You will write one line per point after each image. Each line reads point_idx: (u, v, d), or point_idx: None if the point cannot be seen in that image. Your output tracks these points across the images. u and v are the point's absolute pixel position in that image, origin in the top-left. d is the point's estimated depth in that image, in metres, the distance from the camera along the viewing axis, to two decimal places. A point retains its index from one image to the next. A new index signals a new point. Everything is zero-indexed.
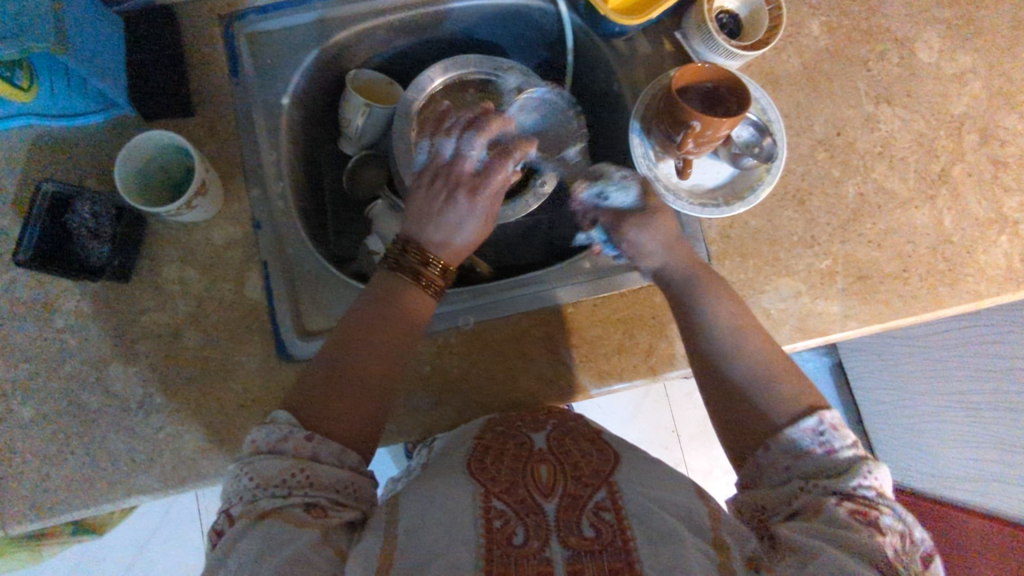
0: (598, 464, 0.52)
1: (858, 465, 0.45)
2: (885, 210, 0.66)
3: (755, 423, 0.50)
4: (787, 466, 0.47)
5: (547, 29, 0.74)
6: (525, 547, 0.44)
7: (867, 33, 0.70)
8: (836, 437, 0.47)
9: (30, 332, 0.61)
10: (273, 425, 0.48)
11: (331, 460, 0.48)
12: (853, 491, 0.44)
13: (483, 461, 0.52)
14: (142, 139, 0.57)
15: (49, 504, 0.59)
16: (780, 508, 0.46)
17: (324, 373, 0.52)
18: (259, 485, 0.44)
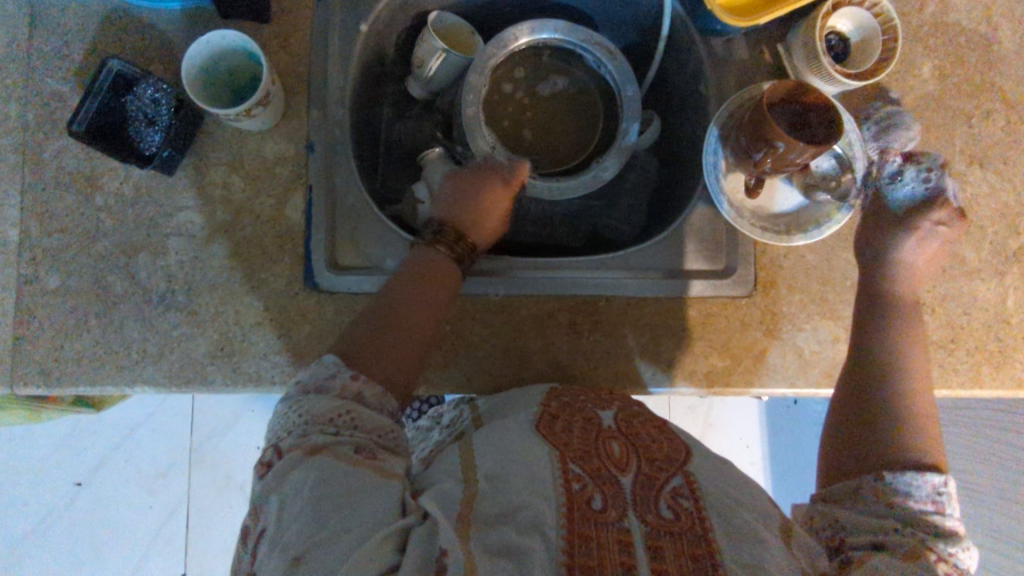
0: (669, 450, 0.47)
1: (959, 538, 0.45)
2: (950, 275, 0.63)
3: (870, 445, 0.49)
4: (886, 504, 0.47)
5: (644, 11, 0.71)
6: (604, 514, 0.40)
7: (977, 88, 0.66)
8: (949, 503, 0.46)
9: (68, 203, 0.61)
10: (321, 366, 0.50)
11: (374, 404, 0.49)
12: (949, 556, 0.44)
13: (551, 428, 0.47)
14: (212, 36, 0.55)
15: (59, 374, 0.60)
16: (864, 533, 0.45)
17: (381, 319, 0.54)
18: (308, 421, 0.45)
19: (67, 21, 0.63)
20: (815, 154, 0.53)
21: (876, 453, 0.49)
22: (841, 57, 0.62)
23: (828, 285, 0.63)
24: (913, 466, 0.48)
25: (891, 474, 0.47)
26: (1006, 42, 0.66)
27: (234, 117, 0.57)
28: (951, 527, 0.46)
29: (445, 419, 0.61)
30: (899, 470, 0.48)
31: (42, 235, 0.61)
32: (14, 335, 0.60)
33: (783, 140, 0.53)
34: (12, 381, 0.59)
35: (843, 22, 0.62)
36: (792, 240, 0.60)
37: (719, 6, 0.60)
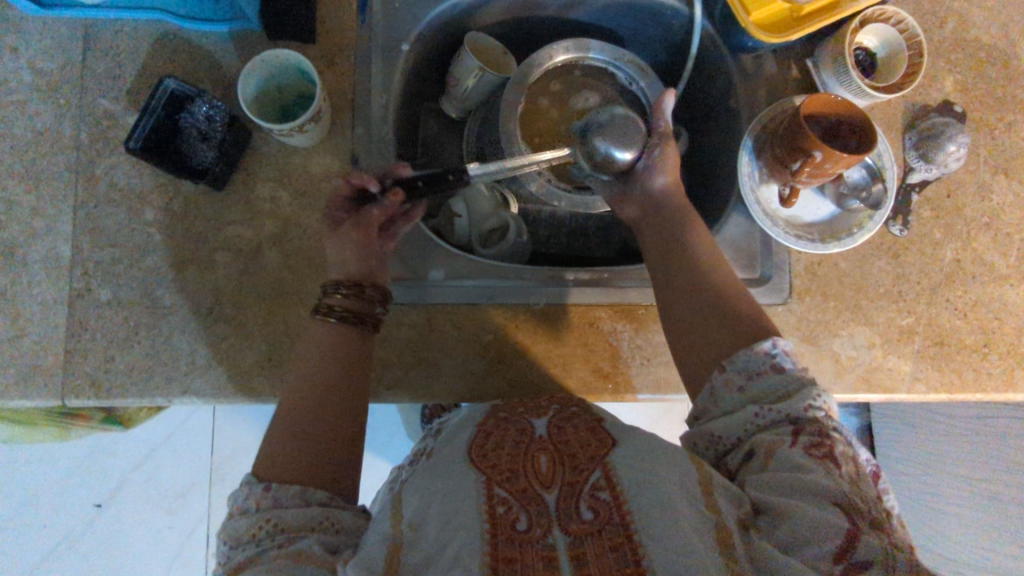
0: (596, 448, 0.46)
1: (809, 389, 0.47)
2: (979, 281, 0.65)
3: (725, 346, 0.52)
4: (741, 388, 0.49)
5: (673, 30, 0.73)
6: (528, 534, 0.41)
7: (999, 100, 0.68)
8: (786, 359, 0.49)
9: (119, 219, 0.63)
10: (239, 487, 0.48)
11: (294, 502, 0.46)
12: (805, 414, 0.46)
13: (483, 449, 0.47)
14: (270, 56, 0.58)
15: (109, 386, 0.60)
16: (739, 440, 0.47)
17: (287, 422, 0.51)
18: (232, 545, 0.45)
19: (119, 43, 0.65)
20: (849, 164, 0.55)
21: (715, 351, 0.52)
22: (869, 71, 0.65)
23: (862, 291, 0.64)
24: (749, 345, 0.51)
25: (729, 363, 0.50)
26: None
27: (287, 132, 0.59)
28: (801, 382, 0.48)
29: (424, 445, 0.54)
30: (733, 359, 0.50)
31: (93, 250, 0.62)
32: (65, 348, 0.60)
33: (819, 150, 0.54)
34: (63, 394, 0.60)
35: (868, 39, 0.64)
36: (828, 248, 0.62)
37: (753, 24, 0.62)
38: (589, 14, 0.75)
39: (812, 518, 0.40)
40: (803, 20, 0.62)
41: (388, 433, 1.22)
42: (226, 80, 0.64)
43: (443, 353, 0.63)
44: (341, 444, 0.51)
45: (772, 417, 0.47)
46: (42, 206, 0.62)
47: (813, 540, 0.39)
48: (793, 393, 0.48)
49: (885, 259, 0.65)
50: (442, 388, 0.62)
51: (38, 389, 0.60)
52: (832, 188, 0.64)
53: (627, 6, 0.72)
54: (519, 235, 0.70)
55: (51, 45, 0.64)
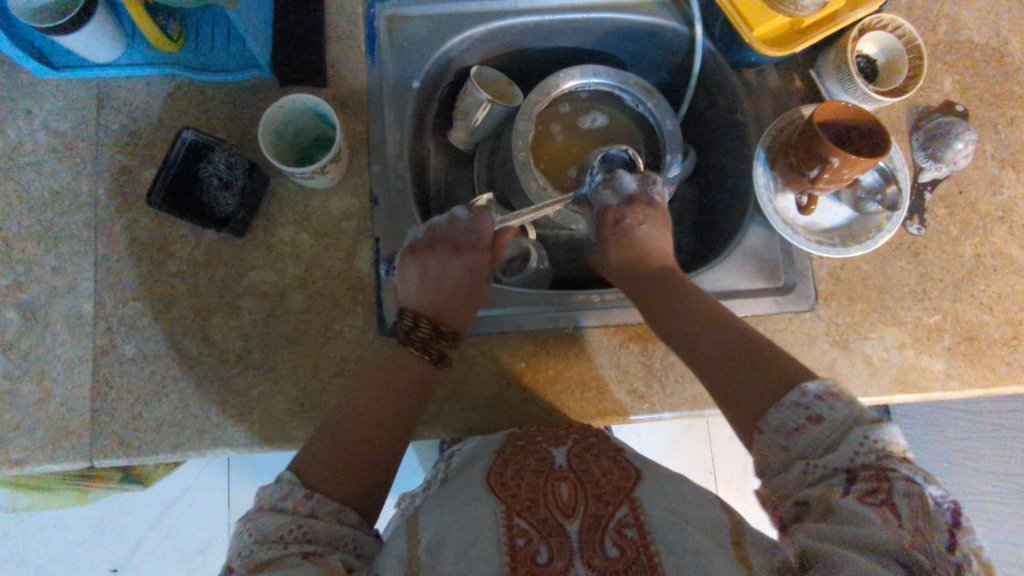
0: (619, 480, 0.50)
1: (857, 434, 0.43)
2: (1001, 274, 0.65)
3: (757, 395, 0.48)
4: (785, 445, 0.46)
5: (674, 50, 0.75)
6: (549, 567, 0.43)
7: (998, 96, 0.69)
8: (825, 406, 0.45)
9: (141, 272, 0.62)
10: (275, 485, 0.47)
11: (330, 518, 0.46)
12: (855, 465, 0.42)
13: (501, 477, 0.50)
14: (288, 102, 0.58)
15: (139, 443, 0.59)
16: (789, 494, 0.45)
17: (340, 437, 0.51)
18: (256, 543, 0.43)
19: (133, 99, 0.65)
20: (866, 168, 0.56)
21: (741, 409, 0.49)
22: (871, 77, 0.66)
23: (887, 292, 0.64)
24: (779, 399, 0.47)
25: (765, 424, 0.47)
26: (1018, 53, 0.71)
27: (309, 175, 0.59)
28: (846, 424, 0.44)
29: (437, 473, 0.59)
30: (767, 418, 0.47)
31: (117, 305, 0.61)
32: (92, 407, 0.59)
33: (837, 155, 0.55)
34: (92, 454, 0.59)
35: (867, 46, 0.66)
36: (849, 251, 0.63)
37: (757, 39, 0.63)
38: (591, 41, 0.76)
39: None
40: (804, 32, 0.63)
41: (408, 473, 1.19)
42: (242, 127, 0.65)
43: (475, 385, 0.62)
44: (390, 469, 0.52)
45: (822, 471, 0.43)
46: (63, 264, 0.62)
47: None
48: (839, 442, 0.43)
49: (905, 259, 0.65)
50: (478, 420, 0.61)
51: (66, 451, 0.58)
52: (848, 194, 0.65)
53: (627, 30, 0.74)
54: (540, 263, 0.71)
55: (65, 105, 0.65)
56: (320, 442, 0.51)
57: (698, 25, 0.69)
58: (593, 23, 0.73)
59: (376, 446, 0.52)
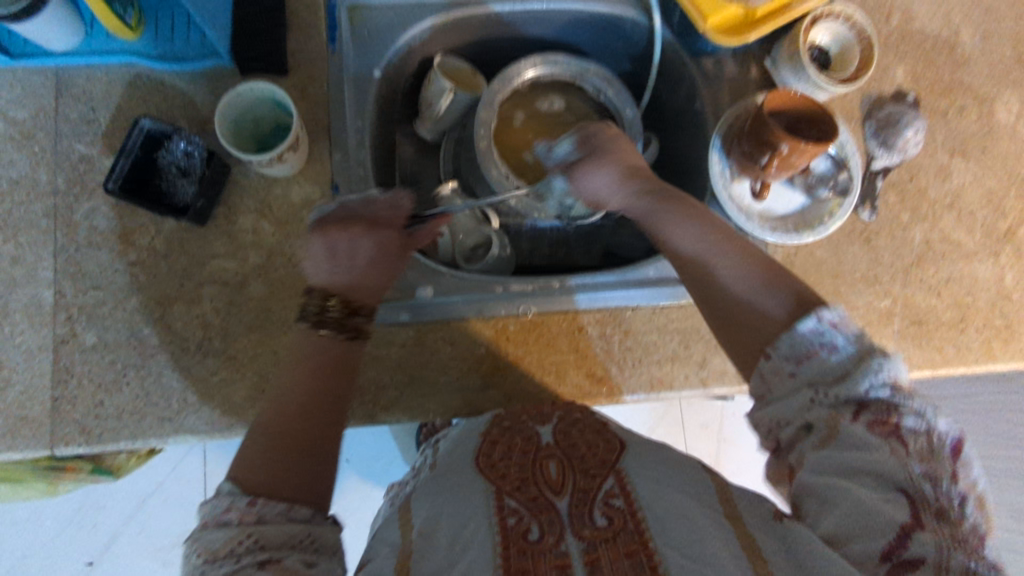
0: (604, 453, 0.52)
1: (868, 362, 0.43)
2: (949, 259, 0.67)
3: (756, 329, 0.50)
4: (791, 373, 0.46)
5: (634, 40, 0.76)
6: (541, 543, 0.45)
7: (948, 86, 0.71)
8: (838, 334, 0.45)
9: (101, 260, 0.62)
10: (216, 499, 0.46)
11: (279, 519, 0.46)
12: (865, 394, 0.43)
13: (491, 459, 0.52)
14: (245, 88, 0.59)
15: (99, 431, 0.59)
16: (793, 419, 0.46)
17: (267, 437, 0.51)
18: (208, 561, 0.43)
19: (92, 88, 0.65)
20: (814, 155, 0.57)
21: (751, 339, 0.50)
22: (824, 67, 0.68)
23: (839, 277, 0.66)
24: (790, 328, 0.48)
25: (772, 351, 0.48)
26: (969, 44, 0.72)
27: (267, 162, 0.60)
28: (858, 353, 0.44)
29: (418, 460, 0.62)
30: (776, 346, 0.48)
31: (77, 294, 0.61)
32: (52, 395, 0.59)
33: (785, 142, 0.57)
34: (52, 443, 0.59)
35: (821, 36, 0.67)
36: (802, 237, 0.65)
37: (711, 29, 0.65)
38: (553, 30, 0.77)
39: (866, 509, 0.40)
40: (756, 23, 0.65)
41: (384, 462, 1.19)
42: (202, 116, 0.65)
43: (435, 370, 0.63)
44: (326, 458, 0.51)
45: (833, 399, 0.44)
46: (21, 253, 0.62)
47: (867, 532, 0.39)
48: (852, 372, 0.44)
49: (857, 245, 0.67)
50: (436, 406, 0.62)
51: (26, 440, 0.59)
52: (801, 180, 0.67)
53: (588, 19, 0.75)
54: (501, 248, 0.72)
55: (23, 93, 0.64)
56: (254, 444, 0.50)
57: (655, 14, 0.70)
58: (555, 13, 0.74)
59: (304, 437, 0.51)
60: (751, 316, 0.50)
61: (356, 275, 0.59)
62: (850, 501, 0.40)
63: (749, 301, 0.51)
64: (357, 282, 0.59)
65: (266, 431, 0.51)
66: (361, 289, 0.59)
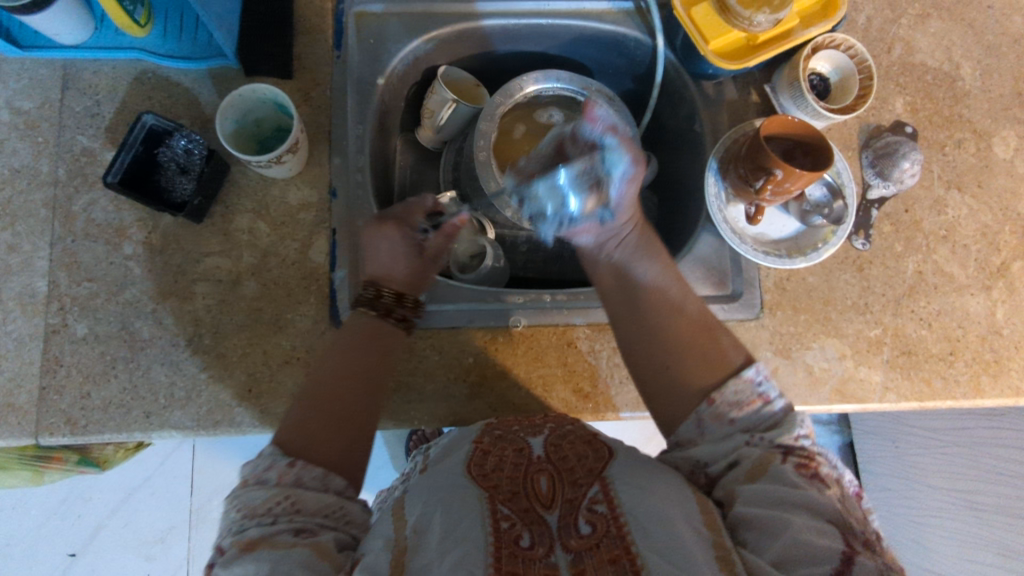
0: (592, 462, 0.51)
1: (792, 417, 0.49)
2: (941, 291, 0.67)
3: (702, 373, 0.53)
4: (731, 420, 0.51)
5: (638, 59, 0.77)
6: (531, 551, 0.44)
7: (947, 119, 0.71)
8: (770, 387, 0.52)
9: (97, 252, 0.62)
10: (257, 459, 0.48)
11: (315, 486, 0.48)
12: (794, 442, 0.48)
13: (482, 469, 0.51)
14: (247, 90, 0.60)
15: (86, 422, 0.59)
16: (722, 458, 0.49)
17: (315, 399, 0.52)
18: (246, 517, 0.44)
19: (98, 82, 0.66)
20: (808, 182, 0.58)
21: (693, 383, 0.53)
22: (823, 94, 0.68)
23: (830, 304, 0.66)
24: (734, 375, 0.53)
25: (718, 394, 0.52)
26: (968, 78, 0.73)
27: (266, 163, 0.61)
28: (784, 410, 0.51)
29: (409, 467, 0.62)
30: (721, 391, 0.52)
31: (71, 285, 0.62)
32: (40, 384, 0.60)
33: (779, 169, 0.57)
34: (37, 431, 0.59)
35: (821, 64, 0.68)
36: (794, 262, 0.65)
37: (712, 52, 0.65)
38: (557, 46, 0.78)
39: (801, 539, 0.42)
40: (758, 48, 0.65)
41: (372, 468, 1.19)
42: (205, 114, 0.66)
43: (422, 378, 0.63)
44: (365, 432, 0.53)
45: (766, 442, 0.48)
46: (18, 242, 0.62)
47: (811, 560, 0.41)
48: (780, 422, 0.50)
49: (850, 272, 0.67)
50: (422, 415, 0.62)
51: (11, 427, 0.59)
52: (795, 206, 0.68)
53: (593, 36, 0.76)
54: (495, 260, 0.73)
55: (31, 85, 0.65)
56: (297, 406, 0.52)
57: (658, 35, 0.71)
58: (559, 29, 0.75)
59: (348, 406, 0.53)
60: (701, 362, 0.54)
61: (400, 269, 0.61)
62: (791, 531, 0.42)
63: (703, 342, 0.55)
64: (402, 275, 0.62)
65: (303, 402, 0.52)
66: (397, 278, 0.61)
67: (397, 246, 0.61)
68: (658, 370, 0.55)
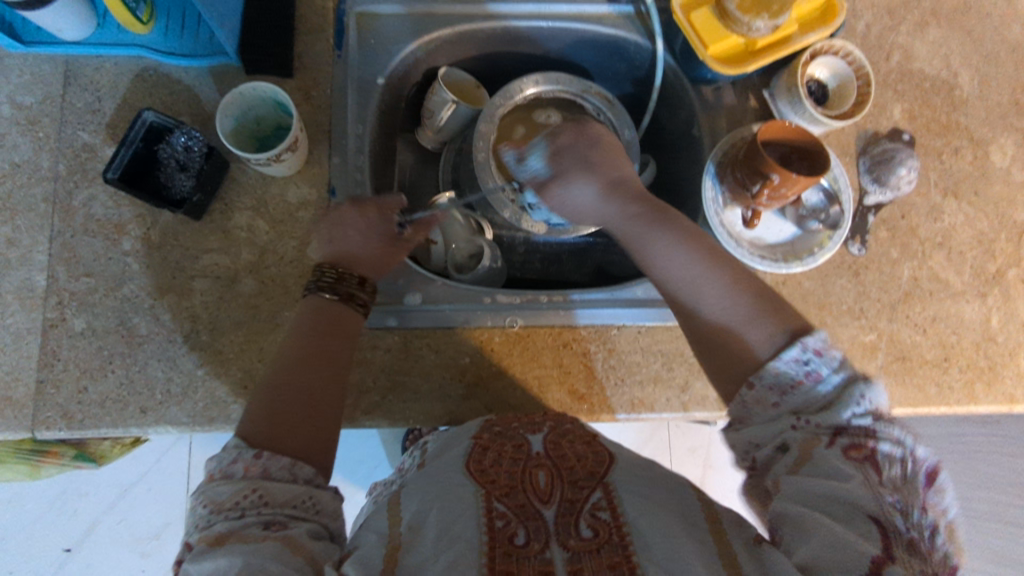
0: (594, 465, 0.51)
1: (850, 393, 0.46)
2: (936, 297, 0.67)
3: (742, 358, 0.51)
4: (776, 403, 0.49)
5: (638, 63, 0.77)
6: (526, 547, 0.44)
7: (944, 126, 0.72)
8: (822, 363, 0.48)
9: (96, 247, 0.63)
10: (223, 453, 0.48)
11: (283, 476, 0.47)
12: (847, 422, 0.45)
13: (481, 464, 0.51)
14: (248, 88, 0.60)
15: (82, 417, 0.60)
16: (769, 441, 0.48)
17: (277, 388, 0.52)
18: (214, 512, 0.44)
19: (100, 79, 0.66)
20: (802, 188, 0.58)
21: (735, 368, 0.52)
22: (822, 101, 0.68)
23: (826, 309, 0.66)
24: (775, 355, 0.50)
25: (757, 378, 0.50)
26: (966, 86, 0.73)
27: (265, 161, 0.61)
28: (844, 385, 0.47)
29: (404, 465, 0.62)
30: (760, 374, 0.50)
31: (69, 280, 0.62)
32: (37, 378, 0.60)
33: (776, 174, 0.58)
34: (33, 425, 0.59)
35: (820, 69, 0.68)
36: (790, 267, 0.66)
37: (711, 57, 0.65)
38: (558, 50, 0.79)
39: (839, 538, 0.40)
40: (757, 53, 0.66)
41: (369, 467, 1.19)
42: (205, 112, 0.66)
43: (418, 377, 0.63)
44: (331, 421, 0.53)
45: (814, 425, 0.46)
46: (17, 236, 0.63)
47: (843, 564, 0.39)
48: (834, 402, 0.46)
49: (846, 278, 0.67)
50: (417, 414, 0.62)
51: (7, 421, 0.59)
52: (792, 211, 0.68)
53: (593, 40, 0.76)
54: (493, 261, 0.73)
55: (32, 80, 0.66)
56: (261, 396, 0.52)
57: (658, 39, 0.71)
58: (560, 32, 0.75)
59: (312, 395, 0.53)
60: (734, 344, 0.52)
61: (366, 250, 0.61)
62: (821, 531, 0.41)
63: (735, 330, 0.52)
64: (366, 257, 0.61)
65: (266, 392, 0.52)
66: (358, 260, 0.61)
67: (367, 230, 0.61)
68: (702, 346, 0.54)
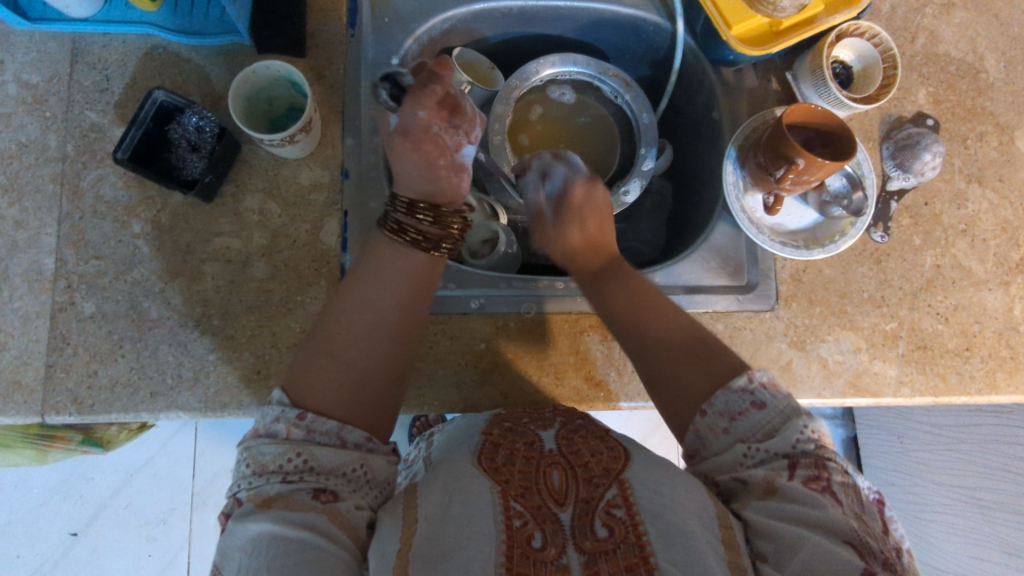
0: (608, 462, 0.49)
1: (794, 422, 0.47)
2: (959, 286, 0.66)
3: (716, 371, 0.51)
4: (725, 429, 0.49)
5: (656, 45, 0.76)
6: (543, 552, 0.43)
7: (969, 111, 0.70)
8: (767, 394, 0.49)
9: (105, 230, 0.62)
10: (267, 408, 0.48)
11: (332, 441, 0.47)
12: (794, 449, 0.46)
13: (494, 462, 0.50)
14: (261, 67, 0.59)
15: (92, 402, 0.59)
16: (728, 471, 0.48)
17: (320, 342, 0.51)
18: (259, 473, 0.45)
19: (108, 57, 0.64)
20: (825, 172, 0.57)
21: (697, 385, 0.51)
22: (846, 82, 0.67)
23: (847, 296, 0.65)
24: (724, 385, 0.50)
25: (709, 408, 0.50)
26: (992, 70, 0.71)
27: (278, 142, 0.59)
28: (786, 413, 0.48)
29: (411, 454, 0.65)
30: (713, 402, 0.50)
31: (78, 263, 0.61)
32: (46, 362, 0.59)
33: (802, 156, 0.56)
34: (44, 410, 0.58)
35: (844, 52, 0.67)
36: (812, 253, 0.64)
37: (735, 37, 0.64)
38: (574, 30, 0.77)
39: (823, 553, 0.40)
40: (781, 33, 0.64)
41: None
42: (216, 92, 0.65)
43: (433, 363, 0.62)
44: (378, 378, 0.51)
45: (764, 455, 0.47)
46: (25, 217, 0.61)
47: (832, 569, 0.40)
48: (780, 426, 0.47)
49: (867, 265, 0.66)
50: (433, 401, 0.61)
51: (18, 405, 0.58)
52: (815, 196, 0.67)
53: (610, 21, 0.74)
54: (508, 246, 0.71)
55: (38, 58, 0.64)
56: (303, 352, 0.51)
57: (678, 20, 0.70)
58: (576, 12, 0.74)
59: (355, 349, 0.51)
60: (703, 367, 0.52)
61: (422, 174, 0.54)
62: (812, 550, 0.41)
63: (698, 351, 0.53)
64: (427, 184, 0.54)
65: (311, 344, 0.51)
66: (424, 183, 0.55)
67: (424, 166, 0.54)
68: (656, 372, 0.53)
